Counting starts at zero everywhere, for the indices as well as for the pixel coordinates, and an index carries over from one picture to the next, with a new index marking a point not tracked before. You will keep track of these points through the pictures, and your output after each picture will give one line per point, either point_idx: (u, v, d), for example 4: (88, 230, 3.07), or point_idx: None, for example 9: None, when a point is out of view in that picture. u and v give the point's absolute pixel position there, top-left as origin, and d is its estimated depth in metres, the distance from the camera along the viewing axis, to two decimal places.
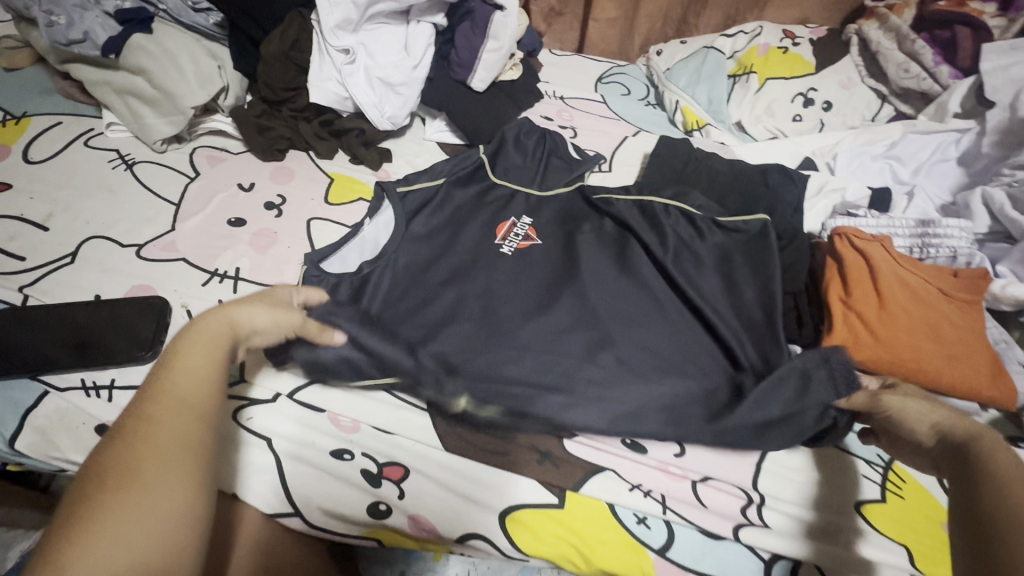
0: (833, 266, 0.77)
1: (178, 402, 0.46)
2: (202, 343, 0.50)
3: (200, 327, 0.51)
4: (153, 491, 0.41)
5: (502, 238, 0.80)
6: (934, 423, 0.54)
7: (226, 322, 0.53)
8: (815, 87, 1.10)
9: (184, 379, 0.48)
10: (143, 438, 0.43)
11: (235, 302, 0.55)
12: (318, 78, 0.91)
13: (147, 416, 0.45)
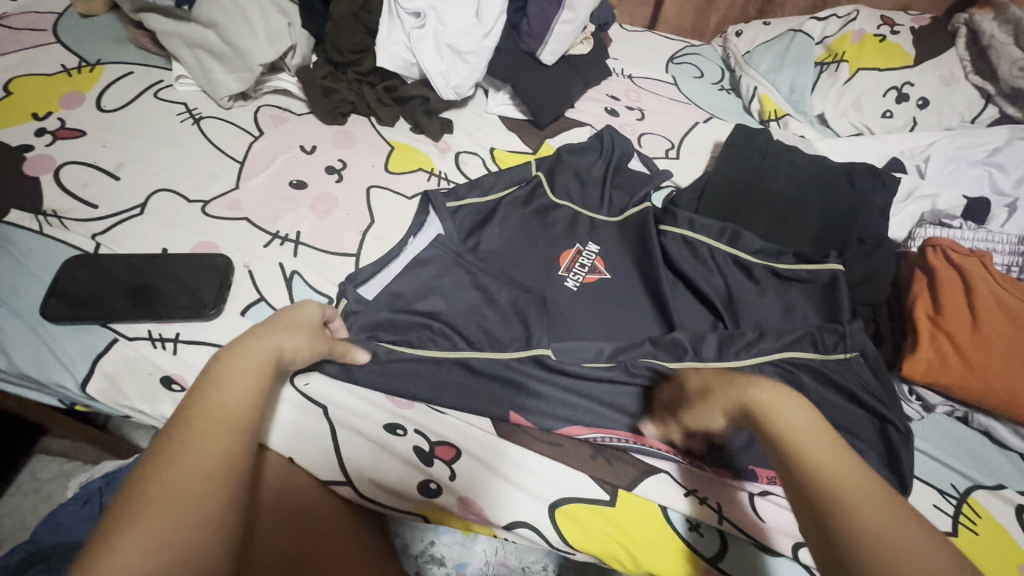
0: (923, 281, 0.71)
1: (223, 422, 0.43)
2: (261, 364, 0.48)
3: (251, 345, 0.49)
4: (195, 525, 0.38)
5: (566, 269, 0.79)
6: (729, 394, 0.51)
7: (280, 343, 0.51)
8: (911, 81, 1.01)
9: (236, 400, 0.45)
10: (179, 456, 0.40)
11: (281, 326, 0.53)
12: (386, 42, 0.88)
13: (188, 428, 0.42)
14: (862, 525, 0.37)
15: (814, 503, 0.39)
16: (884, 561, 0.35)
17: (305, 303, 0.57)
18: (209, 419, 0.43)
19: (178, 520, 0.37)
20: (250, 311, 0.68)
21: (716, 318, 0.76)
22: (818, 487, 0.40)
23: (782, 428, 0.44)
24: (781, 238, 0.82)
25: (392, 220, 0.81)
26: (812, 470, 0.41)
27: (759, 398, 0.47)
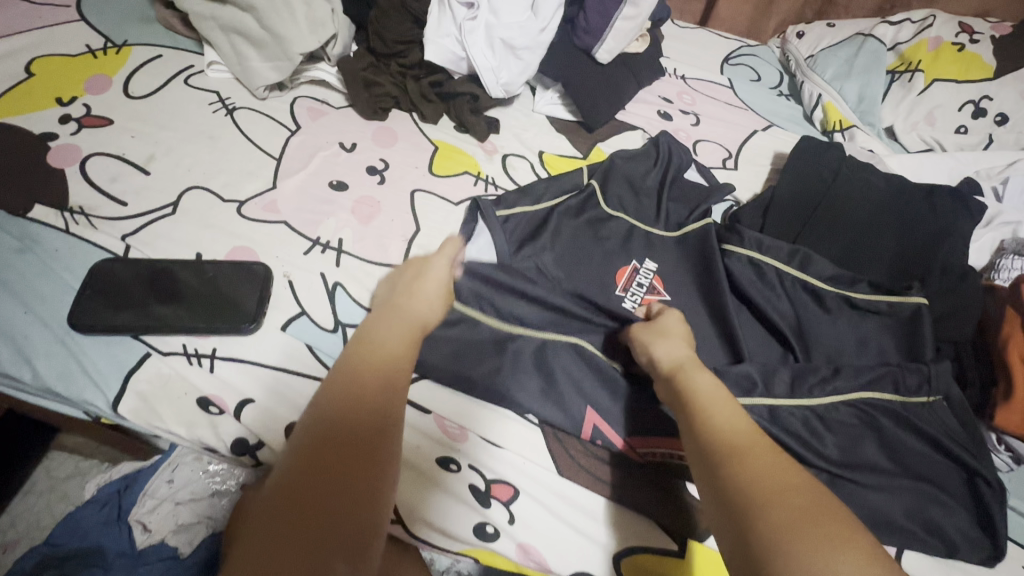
0: (1015, 320, 0.66)
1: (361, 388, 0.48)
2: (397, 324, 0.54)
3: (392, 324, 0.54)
4: (332, 482, 0.42)
5: (624, 289, 0.74)
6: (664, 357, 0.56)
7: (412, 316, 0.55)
8: (990, 95, 0.94)
9: (373, 365, 0.50)
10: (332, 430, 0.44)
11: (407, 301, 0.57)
12: (435, 34, 0.82)
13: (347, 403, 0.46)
14: (747, 477, 0.42)
15: (707, 458, 0.45)
16: (754, 493, 0.41)
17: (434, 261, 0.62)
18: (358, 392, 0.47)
19: (315, 479, 0.42)
20: (292, 326, 0.63)
21: (785, 349, 0.71)
22: (713, 448, 0.46)
23: (690, 393, 0.51)
24: (855, 263, 0.76)
25: (438, 228, 0.76)
26: (710, 430, 0.47)
27: (681, 366, 0.54)
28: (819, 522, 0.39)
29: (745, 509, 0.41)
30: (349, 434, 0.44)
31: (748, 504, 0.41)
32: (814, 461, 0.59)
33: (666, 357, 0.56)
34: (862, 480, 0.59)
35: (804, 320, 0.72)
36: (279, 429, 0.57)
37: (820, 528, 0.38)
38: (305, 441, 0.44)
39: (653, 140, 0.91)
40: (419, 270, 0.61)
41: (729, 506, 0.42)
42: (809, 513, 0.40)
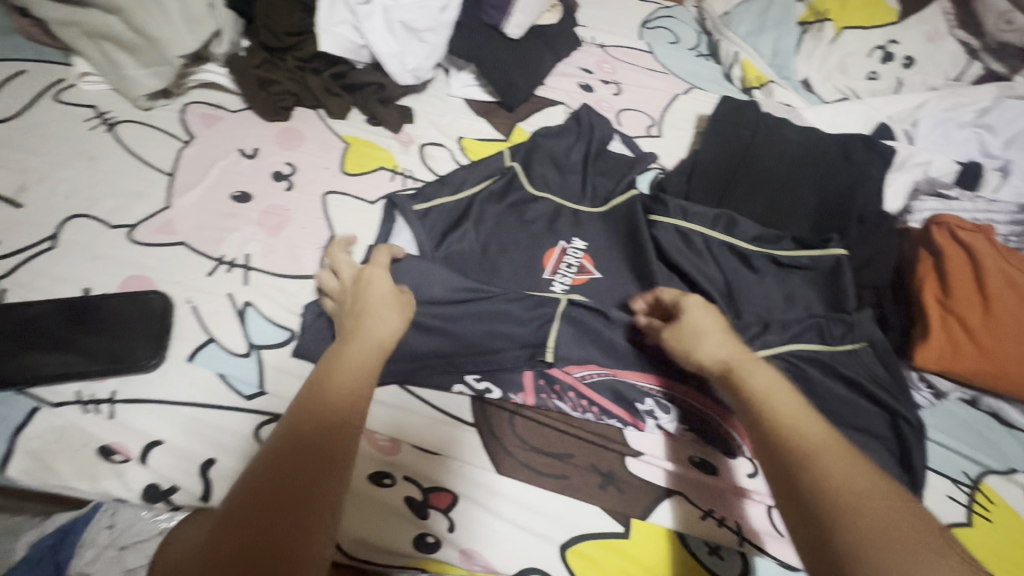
0: (928, 260, 0.68)
1: (313, 414, 0.42)
2: (354, 359, 0.47)
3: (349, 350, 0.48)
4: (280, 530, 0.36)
5: (552, 271, 0.72)
6: (719, 354, 0.50)
7: (372, 334, 0.50)
8: (896, 39, 0.96)
9: (324, 400, 0.44)
10: (302, 467, 0.39)
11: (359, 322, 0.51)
12: (328, 21, 0.76)
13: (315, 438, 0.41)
14: (832, 484, 0.38)
15: (790, 461, 0.41)
16: (839, 500, 0.37)
17: (371, 275, 0.56)
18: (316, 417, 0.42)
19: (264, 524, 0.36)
20: (199, 356, 0.59)
21: (716, 314, 0.71)
22: (788, 452, 0.41)
23: (757, 396, 0.46)
24: (778, 221, 0.76)
25: (354, 230, 0.72)
26: (792, 434, 0.42)
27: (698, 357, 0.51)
28: (907, 536, 0.35)
29: (843, 528, 0.36)
30: (294, 467, 0.39)
31: (836, 509, 0.37)
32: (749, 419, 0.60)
33: (717, 356, 0.50)
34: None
35: (733, 283, 0.72)
36: (192, 468, 0.53)
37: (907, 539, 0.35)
38: (279, 466, 0.39)
39: (573, 114, 0.90)
40: (363, 278, 0.56)
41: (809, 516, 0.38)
42: (903, 527, 0.36)
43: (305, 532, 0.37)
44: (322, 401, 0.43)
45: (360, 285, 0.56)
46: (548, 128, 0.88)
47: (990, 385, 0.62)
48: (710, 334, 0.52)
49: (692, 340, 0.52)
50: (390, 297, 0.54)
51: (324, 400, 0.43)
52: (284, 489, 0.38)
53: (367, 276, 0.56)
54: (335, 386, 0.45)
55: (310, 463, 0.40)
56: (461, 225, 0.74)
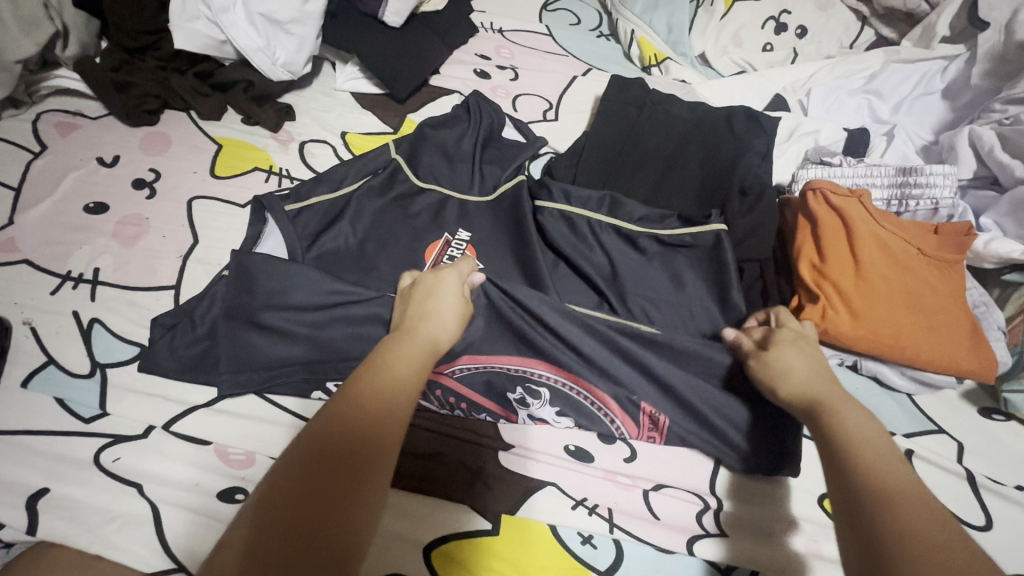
0: (805, 228, 0.67)
1: (356, 416, 0.39)
2: (409, 360, 0.45)
3: (409, 347, 0.45)
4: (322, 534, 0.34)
5: (433, 264, 0.69)
6: (804, 385, 0.47)
7: (429, 335, 0.47)
8: (788, 9, 0.95)
9: (369, 400, 0.40)
10: (343, 476, 0.36)
11: (422, 316, 0.49)
12: (181, 17, 0.72)
13: (347, 443, 0.38)
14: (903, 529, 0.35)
15: (870, 500, 0.37)
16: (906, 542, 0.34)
17: (444, 273, 0.53)
18: (354, 418, 0.39)
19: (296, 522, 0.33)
20: (35, 381, 0.55)
21: (601, 298, 0.69)
22: (871, 489, 0.37)
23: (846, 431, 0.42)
24: (665, 198, 0.75)
25: (220, 236, 0.68)
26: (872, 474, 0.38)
27: (796, 376, 0.48)
28: None
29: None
30: (329, 478, 0.36)
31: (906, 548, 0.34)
32: (626, 389, 0.58)
33: (801, 376, 0.48)
34: (674, 404, 0.58)
35: (618, 266, 0.70)
36: (17, 501, 0.49)
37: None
38: (311, 469, 0.36)
39: (465, 100, 0.87)
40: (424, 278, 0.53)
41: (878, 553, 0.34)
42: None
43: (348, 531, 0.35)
44: (367, 405, 0.40)
45: (414, 284, 0.53)
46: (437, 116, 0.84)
47: (866, 350, 0.61)
48: (801, 364, 0.49)
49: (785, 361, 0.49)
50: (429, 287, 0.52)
51: (375, 402, 0.40)
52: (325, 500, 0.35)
53: (437, 275, 0.54)
54: (390, 384, 0.42)
55: (355, 466, 0.37)
56: (337, 224, 0.71)
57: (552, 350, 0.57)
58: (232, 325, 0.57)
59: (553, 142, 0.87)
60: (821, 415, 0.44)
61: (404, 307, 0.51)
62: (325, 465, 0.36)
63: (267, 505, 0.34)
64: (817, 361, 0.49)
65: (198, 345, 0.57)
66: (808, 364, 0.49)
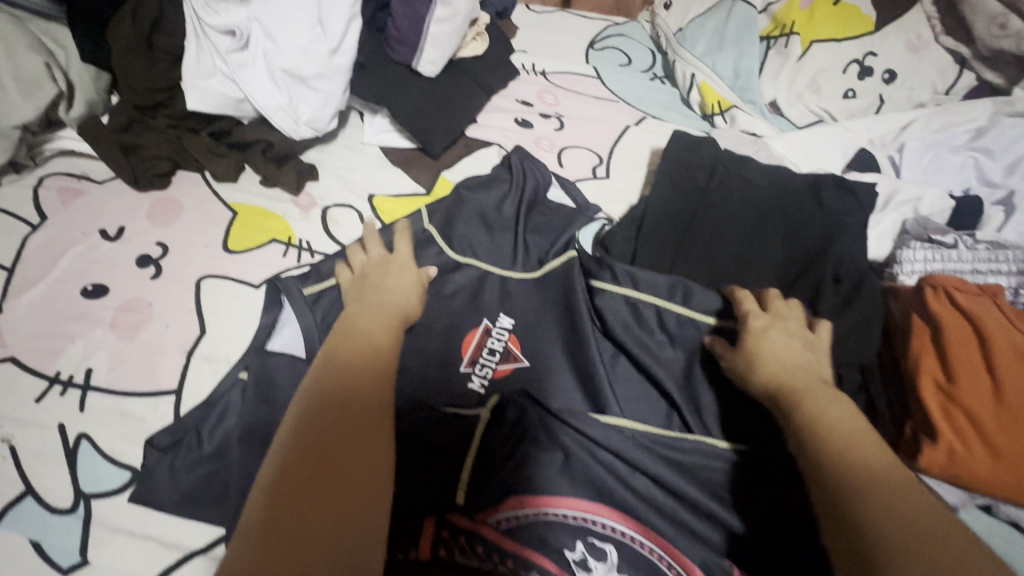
0: (924, 329, 0.56)
1: (349, 374, 0.41)
2: (376, 323, 0.48)
3: (375, 316, 0.49)
4: (334, 456, 0.35)
5: (470, 364, 0.59)
6: (776, 372, 0.48)
7: (398, 305, 0.52)
8: (874, 50, 0.83)
9: (359, 356, 0.43)
10: (350, 410, 0.38)
11: (382, 295, 0.53)
12: (194, 75, 0.66)
13: (348, 389, 0.40)
14: (872, 491, 0.37)
15: (834, 465, 0.39)
16: (875, 501, 0.36)
17: (406, 264, 0.59)
18: (344, 372, 0.41)
19: (314, 448, 0.35)
20: (9, 515, 0.47)
21: (671, 407, 0.58)
22: (837, 457, 0.40)
23: (818, 411, 0.44)
24: (742, 281, 0.63)
25: (230, 326, 0.60)
26: (835, 444, 0.41)
27: (767, 363, 0.49)
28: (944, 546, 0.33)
29: (870, 528, 0.35)
30: (334, 420, 0.37)
31: (876, 505, 0.36)
32: (700, 530, 0.49)
33: (776, 360, 0.49)
34: (762, 559, 0.47)
35: (690, 368, 0.58)
36: None
37: (938, 552, 0.33)
38: (316, 412, 0.38)
39: (507, 156, 0.77)
40: (371, 270, 0.58)
41: (849, 506, 0.36)
42: (934, 528, 0.34)
43: (364, 460, 0.36)
44: (352, 362, 0.42)
45: (364, 276, 0.57)
46: (470, 179, 0.74)
47: (1008, 498, 0.49)
48: (773, 343, 0.51)
49: (768, 346, 0.51)
50: (393, 266, 0.58)
51: (362, 361, 0.43)
52: (337, 437, 0.36)
53: (394, 261, 0.59)
54: (369, 344, 0.45)
55: (352, 410, 0.38)
56: None
57: (610, 481, 0.50)
58: (238, 455, 0.48)
59: (604, 206, 0.76)
60: (789, 404, 0.46)
61: (359, 291, 0.55)
62: (332, 413, 0.38)
63: (292, 450, 0.35)
64: (790, 353, 0.50)
65: (195, 474, 0.48)
66: (783, 356, 0.50)
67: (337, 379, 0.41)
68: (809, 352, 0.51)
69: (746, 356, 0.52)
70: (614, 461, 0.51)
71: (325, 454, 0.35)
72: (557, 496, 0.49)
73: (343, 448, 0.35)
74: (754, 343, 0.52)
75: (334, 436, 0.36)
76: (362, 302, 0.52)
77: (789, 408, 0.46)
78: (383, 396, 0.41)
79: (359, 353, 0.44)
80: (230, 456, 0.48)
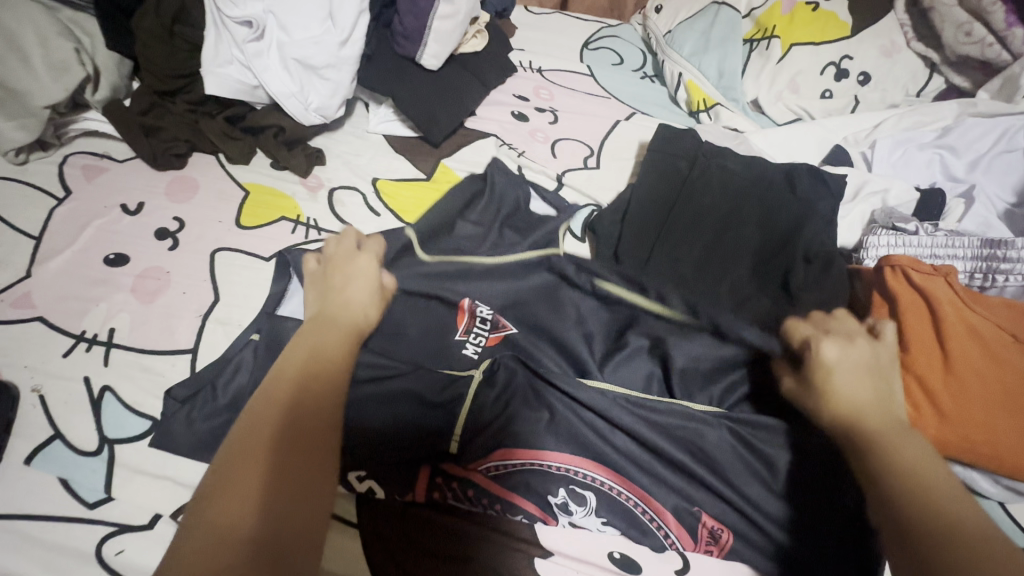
0: (883, 306, 0.61)
1: (293, 402, 0.40)
2: (329, 336, 0.47)
3: (327, 325, 0.48)
4: (270, 502, 0.35)
5: (464, 334, 0.62)
6: (845, 410, 0.48)
7: (353, 311, 0.50)
8: (850, 54, 0.89)
9: (304, 380, 0.42)
10: (289, 450, 0.38)
11: (337, 299, 0.51)
12: (213, 62, 0.70)
13: (286, 424, 0.39)
14: (956, 547, 0.36)
15: (909, 521, 0.39)
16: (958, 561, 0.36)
17: (359, 257, 0.55)
18: (285, 402, 0.40)
19: (249, 495, 0.35)
20: (38, 457, 0.51)
21: (650, 374, 0.62)
22: (915, 510, 0.39)
23: (902, 457, 0.43)
24: (719, 262, 0.68)
25: (242, 294, 0.64)
26: (920, 492, 0.40)
27: (836, 399, 0.49)
28: None
29: None
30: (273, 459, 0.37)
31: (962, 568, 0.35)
32: (674, 482, 0.53)
33: (847, 394, 0.48)
34: (729, 505, 0.53)
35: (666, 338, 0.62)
36: None
37: None
38: (253, 453, 0.37)
39: (497, 160, 0.79)
40: (332, 269, 0.55)
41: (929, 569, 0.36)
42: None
43: (297, 508, 0.36)
44: (298, 387, 0.41)
45: (327, 267, 0.55)
46: (477, 172, 0.80)
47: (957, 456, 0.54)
48: (847, 374, 0.50)
49: (831, 374, 0.50)
50: (350, 259, 0.55)
51: (307, 386, 0.42)
52: (273, 478, 0.36)
53: (352, 256, 0.56)
54: (320, 362, 0.44)
55: (295, 446, 0.38)
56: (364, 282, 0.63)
57: (591, 437, 0.54)
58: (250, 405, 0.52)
59: (594, 193, 0.81)
60: (863, 446, 0.45)
61: (317, 292, 0.53)
62: (271, 450, 0.37)
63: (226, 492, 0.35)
64: (858, 382, 0.49)
65: (211, 422, 0.53)
66: (854, 393, 0.48)
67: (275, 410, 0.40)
68: (880, 379, 0.50)
69: (813, 385, 0.51)
70: (597, 420, 0.55)
71: (259, 504, 0.35)
72: (541, 449, 0.53)
73: (284, 493, 0.35)
74: (827, 376, 0.50)
75: (272, 476, 0.36)
76: (319, 309, 0.50)
77: (864, 451, 0.45)
78: (327, 430, 0.40)
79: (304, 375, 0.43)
80: (243, 406, 0.53)
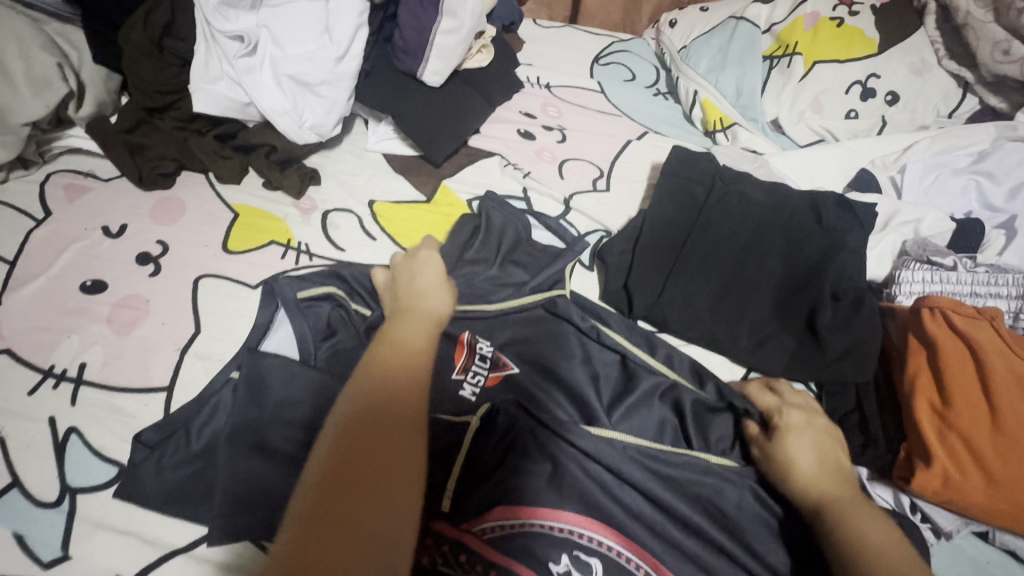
0: (920, 352, 0.56)
1: (361, 417, 0.39)
2: (404, 344, 0.47)
3: (400, 333, 0.49)
4: (339, 528, 0.33)
5: (461, 372, 0.57)
6: (812, 483, 0.48)
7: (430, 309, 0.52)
8: (876, 72, 0.84)
9: (381, 391, 0.42)
10: (368, 469, 0.36)
11: (402, 317, 0.51)
12: (203, 79, 0.67)
13: (366, 438, 0.38)
14: None
15: None
16: None
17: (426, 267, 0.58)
18: (361, 415, 0.39)
19: (325, 521, 0.33)
20: None
21: (663, 421, 0.57)
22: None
23: (861, 529, 0.44)
24: (739, 298, 0.63)
25: (224, 325, 0.60)
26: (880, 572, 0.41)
27: (801, 469, 0.49)
28: None
29: None
30: (350, 478, 0.35)
31: None
32: (689, 549, 0.48)
33: (806, 463, 0.49)
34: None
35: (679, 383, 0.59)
36: None
37: None
38: (325, 474, 0.36)
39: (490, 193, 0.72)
40: (407, 282, 0.56)
41: None
42: None
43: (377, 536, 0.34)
44: (373, 401, 0.41)
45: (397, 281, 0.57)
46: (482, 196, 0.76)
47: (1007, 525, 0.49)
48: (810, 447, 0.50)
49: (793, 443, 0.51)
50: (425, 268, 0.58)
51: (381, 403, 0.41)
52: (349, 495, 0.34)
53: (420, 266, 0.58)
54: (401, 370, 0.44)
55: (373, 464, 0.37)
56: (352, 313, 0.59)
57: (598, 495, 0.49)
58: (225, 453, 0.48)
59: (604, 217, 0.76)
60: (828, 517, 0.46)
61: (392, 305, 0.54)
62: (346, 468, 0.36)
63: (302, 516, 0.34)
64: (823, 456, 0.50)
65: (181, 472, 0.48)
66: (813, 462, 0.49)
67: (347, 427, 0.38)
68: (836, 452, 0.50)
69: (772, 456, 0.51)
70: (604, 475, 0.50)
71: (336, 527, 0.33)
72: (543, 508, 0.48)
73: (347, 522, 0.33)
74: (781, 441, 0.51)
75: (345, 496, 0.34)
76: (399, 318, 0.51)
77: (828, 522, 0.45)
78: (400, 454, 0.38)
79: (382, 387, 0.42)
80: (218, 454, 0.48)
